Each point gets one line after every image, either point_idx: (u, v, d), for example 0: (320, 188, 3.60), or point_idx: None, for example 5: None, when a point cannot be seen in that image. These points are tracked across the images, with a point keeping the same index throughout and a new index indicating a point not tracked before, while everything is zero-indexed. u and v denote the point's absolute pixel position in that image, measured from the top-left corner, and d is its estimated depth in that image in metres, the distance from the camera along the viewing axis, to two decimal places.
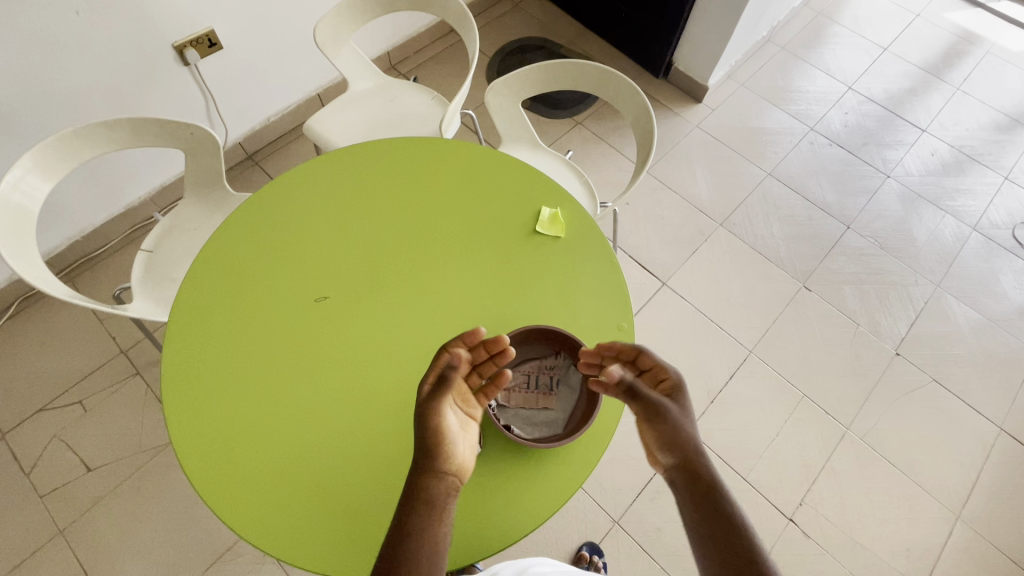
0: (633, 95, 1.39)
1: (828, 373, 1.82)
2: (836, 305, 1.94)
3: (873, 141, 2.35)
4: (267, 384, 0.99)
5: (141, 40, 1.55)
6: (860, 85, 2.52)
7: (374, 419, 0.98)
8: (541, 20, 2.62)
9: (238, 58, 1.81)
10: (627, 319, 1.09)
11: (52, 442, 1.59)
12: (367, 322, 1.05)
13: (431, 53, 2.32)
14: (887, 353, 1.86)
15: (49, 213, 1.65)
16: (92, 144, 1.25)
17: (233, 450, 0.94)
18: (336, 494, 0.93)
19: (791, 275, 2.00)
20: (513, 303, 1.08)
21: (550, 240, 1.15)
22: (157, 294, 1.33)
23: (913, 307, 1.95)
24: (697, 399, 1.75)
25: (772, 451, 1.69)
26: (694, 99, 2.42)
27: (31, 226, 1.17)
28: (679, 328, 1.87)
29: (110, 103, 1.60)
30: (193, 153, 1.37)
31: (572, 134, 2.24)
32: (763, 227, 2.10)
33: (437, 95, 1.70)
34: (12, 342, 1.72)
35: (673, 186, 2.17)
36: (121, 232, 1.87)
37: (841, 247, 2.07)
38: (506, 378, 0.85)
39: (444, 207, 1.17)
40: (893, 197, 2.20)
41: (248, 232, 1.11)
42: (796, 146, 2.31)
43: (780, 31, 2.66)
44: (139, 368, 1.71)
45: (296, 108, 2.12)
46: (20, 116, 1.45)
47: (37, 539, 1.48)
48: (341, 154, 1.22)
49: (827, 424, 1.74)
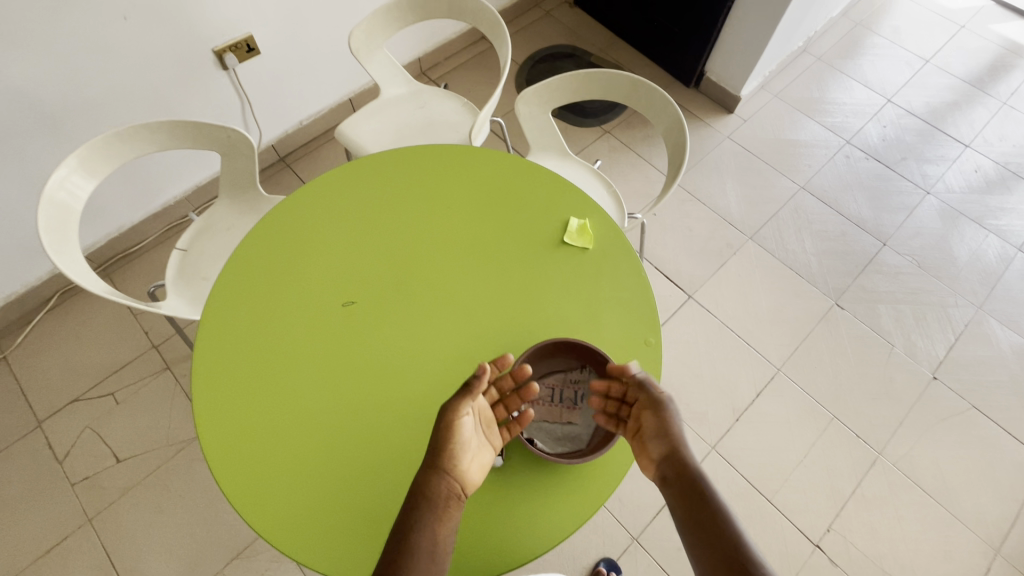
0: (666, 107, 1.37)
1: (859, 394, 1.76)
2: (870, 324, 1.88)
3: (911, 155, 2.27)
4: (294, 387, 1.00)
5: (184, 45, 1.60)
6: (900, 98, 2.44)
7: (398, 425, 0.98)
8: (572, 27, 2.61)
9: (275, 63, 1.85)
10: (655, 334, 1.07)
11: (85, 432, 1.64)
12: (393, 328, 1.05)
13: (461, 59, 2.34)
14: (923, 376, 1.79)
15: (91, 210, 1.71)
16: (134, 145, 1.28)
17: (258, 449, 0.95)
18: (360, 501, 0.93)
19: (823, 292, 1.94)
20: (538, 314, 1.08)
21: (577, 251, 1.14)
22: (190, 293, 1.36)
23: (952, 329, 1.88)
24: (721, 416, 1.71)
25: (800, 475, 1.64)
26: (726, 109, 2.38)
27: (74, 224, 1.21)
28: (705, 342, 1.83)
29: (151, 106, 1.65)
30: (229, 155, 1.40)
31: (600, 143, 2.23)
32: (794, 241, 2.04)
33: (467, 103, 1.71)
34: (51, 333, 1.78)
35: (702, 197, 2.13)
36: (156, 230, 1.93)
37: (876, 265, 2.00)
38: (530, 416, 0.88)
39: (472, 214, 1.18)
40: (933, 214, 2.12)
41: (280, 236, 1.13)
42: (831, 159, 2.25)
43: (816, 41, 2.60)
44: (169, 363, 1.76)
45: (328, 112, 2.16)
46: (67, 116, 1.51)
47: (67, 526, 1.52)
48: (374, 160, 1.24)
49: (858, 448, 1.68)
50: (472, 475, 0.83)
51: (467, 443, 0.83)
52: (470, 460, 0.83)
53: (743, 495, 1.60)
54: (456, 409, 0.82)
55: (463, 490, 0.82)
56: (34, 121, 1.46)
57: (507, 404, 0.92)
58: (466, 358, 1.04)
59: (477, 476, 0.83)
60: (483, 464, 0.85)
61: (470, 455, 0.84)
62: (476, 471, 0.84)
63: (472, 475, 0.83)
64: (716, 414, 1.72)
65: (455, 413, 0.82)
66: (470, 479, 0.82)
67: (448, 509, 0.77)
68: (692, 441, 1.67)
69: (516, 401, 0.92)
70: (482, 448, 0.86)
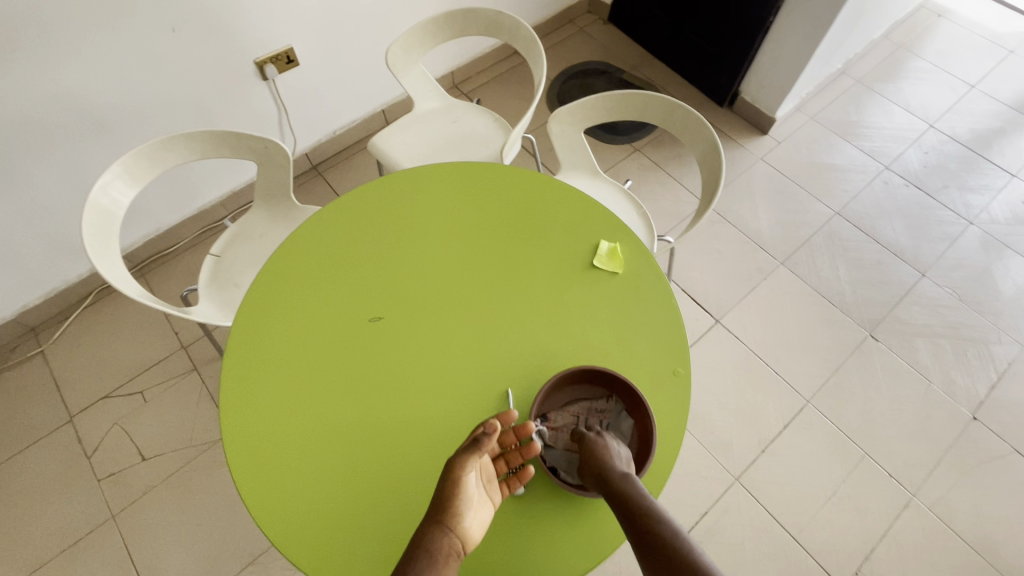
0: (702, 130, 1.35)
1: (893, 430, 1.69)
2: (906, 358, 1.81)
3: (954, 184, 2.20)
4: (319, 400, 1.00)
5: (228, 56, 1.65)
6: (943, 123, 2.37)
7: (421, 446, 0.98)
8: (605, 44, 2.61)
9: (313, 75, 1.89)
10: (683, 365, 1.05)
11: (114, 429, 1.68)
12: (419, 346, 1.05)
13: (494, 74, 2.35)
14: (962, 415, 1.72)
15: (132, 213, 1.77)
16: (176, 154, 1.32)
17: (280, 462, 0.96)
18: (378, 522, 0.93)
19: (857, 322, 1.88)
20: (565, 338, 1.06)
21: (607, 275, 1.13)
22: (220, 299, 1.38)
23: (994, 367, 1.80)
24: (746, 446, 1.66)
25: (827, 512, 1.58)
26: (760, 130, 2.34)
27: (115, 229, 1.24)
28: (732, 369, 1.79)
29: (192, 114, 1.70)
30: (265, 165, 1.43)
31: (630, 161, 2.21)
32: (827, 268, 1.99)
33: (499, 119, 1.71)
34: (87, 329, 1.83)
35: (733, 219, 2.09)
36: (192, 233, 1.97)
37: (913, 296, 1.93)
38: (529, 474, 0.88)
39: (502, 234, 1.17)
40: (976, 246, 2.04)
41: (312, 247, 1.14)
42: (868, 185, 2.19)
43: (856, 64, 2.55)
44: (197, 364, 1.79)
45: (362, 122, 2.20)
46: (114, 122, 1.56)
47: (93, 519, 1.55)
48: (407, 176, 1.24)
49: (891, 488, 1.61)
50: (472, 534, 0.79)
51: (472, 499, 0.80)
52: (473, 517, 0.79)
53: (766, 531, 1.55)
54: (463, 466, 0.78)
55: (462, 548, 0.77)
56: (83, 126, 1.51)
57: (510, 458, 0.88)
58: (491, 380, 1.03)
59: (478, 534, 0.79)
60: (484, 520, 0.81)
61: (473, 512, 0.79)
62: (477, 529, 0.80)
63: (472, 533, 0.79)
64: (741, 444, 1.67)
65: (461, 471, 0.78)
66: (469, 537, 0.78)
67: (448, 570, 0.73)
68: (715, 471, 1.63)
69: (518, 458, 0.88)
70: (485, 503, 0.82)
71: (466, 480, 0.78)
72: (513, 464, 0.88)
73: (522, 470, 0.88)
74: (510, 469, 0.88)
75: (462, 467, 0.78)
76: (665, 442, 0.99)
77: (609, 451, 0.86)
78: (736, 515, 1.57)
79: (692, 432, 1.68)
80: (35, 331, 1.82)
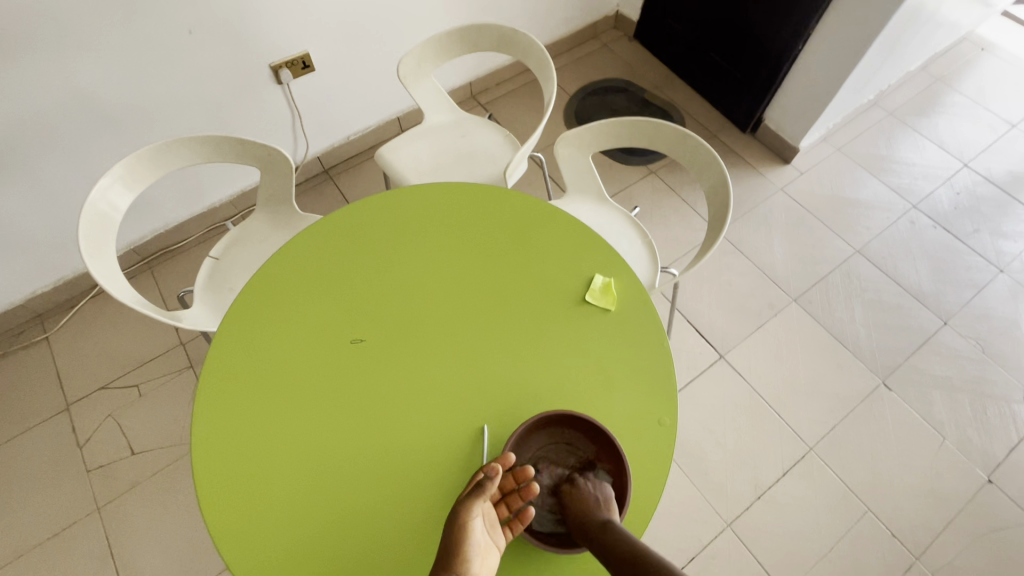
0: (712, 164, 1.30)
1: (899, 486, 1.61)
2: (920, 411, 1.72)
3: (985, 228, 2.09)
4: (292, 422, 0.98)
5: (243, 59, 1.66)
6: (978, 163, 2.26)
7: (391, 477, 0.95)
8: (628, 61, 2.56)
9: (327, 80, 1.89)
10: (670, 415, 1.00)
11: (107, 421, 1.70)
12: (398, 371, 1.03)
13: (512, 86, 2.33)
14: (976, 477, 1.62)
15: (141, 207, 1.79)
16: (179, 156, 1.32)
17: (247, 483, 0.94)
18: (340, 553, 0.90)
19: (870, 368, 1.79)
20: (550, 376, 1.02)
21: (599, 311, 1.09)
22: (214, 304, 1.38)
23: (1016, 427, 1.69)
24: (741, 491, 1.60)
25: (822, 568, 1.50)
26: (782, 159, 2.27)
27: (113, 229, 1.25)
28: (733, 408, 1.72)
29: (206, 115, 1.71)
30: (268, 171, 1.43)
31: (644, 183, 2.16)
32: (843, 309, 1.91)
33: (509, 136, 1.68)
34: (91, 319, 1.86)
35: (746, 250, 2.02)
36: (199, 230, 1.99)
37: (933, 344, 1.84)
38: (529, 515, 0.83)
39: (495, 260, 1.14)
40: (1004, 295, 1.93)
41: (303, 263, 1.13)
42: (893, 223, 2.10)
43: (889, 95, 2.45)
44: (193, 362, 1.80)
45: (376, 129, 2.19)
46: (127, 119, 1.58)
47: (77, 510, 1.57)
48: (404, 194, 1.22)
49: (893, 549, 1.52)
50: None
51: (479, 543, 0.79)
52: (480, 565, 0.78)
53: None
54: (469, 511, 0.79)
55: None
56: (96, 123, 1.54)
57: (511, 502, 0.86)
58: (468, 414, 0.99)
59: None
60: (491, 567, 0.80)
61: (479, 560, 0.78)
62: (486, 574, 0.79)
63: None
64: (736, 488, 1.60)
65: (466, 518, 0.78)
66: None
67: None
68: (706, 514, 1.56)
69: (518, 501, 0.85)
70: (490, 549, 0.81)
71: (471, 524, 0.79)
72: (514, 507, 0.86)
73: (522, 512, 0.84)
74: (511, 511, 0.86)
75: (469, 511, 0.79)
76: (644, 494, 0.94)
77: (597, 498, 0.85)
78: (725, 563, 1.50)
79: (686, 471, 1.62)
80: (41, 317, 1.86)
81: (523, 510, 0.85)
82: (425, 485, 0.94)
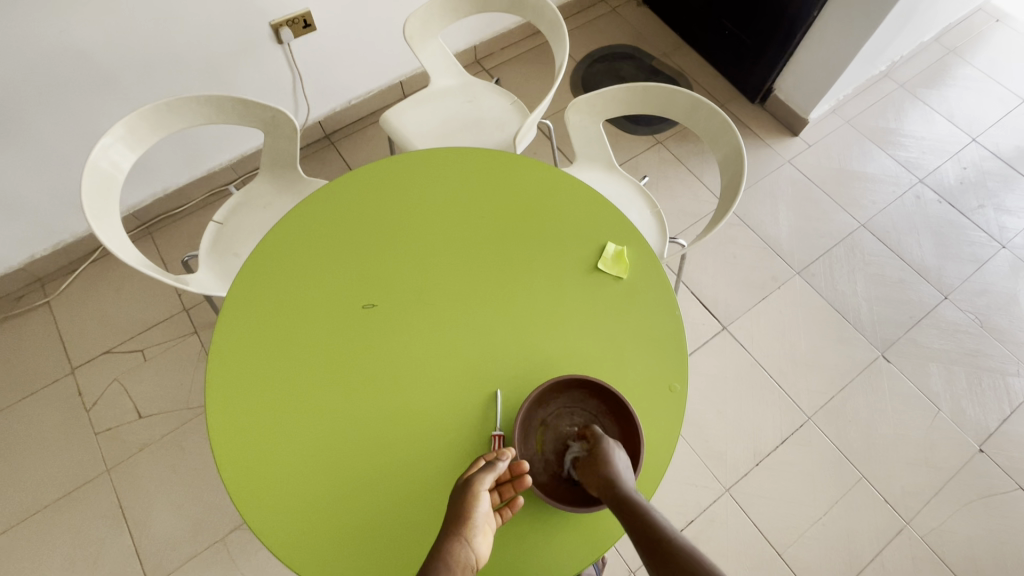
0: (726, 133, 1.28)
1: (893, 454, 1.65)
2: (917, 383, 1.76)
3: (990, 203, 2.09)
4: (305, 387, 0.99)
5: (242, 17, 1.59)
6: (986, 138, 2.24)
7: (403, 439, 0.96)
8: (637, 27, 2.49)
9: (329, 41, 1.83)
10: (681, 381, 1.01)
11: (113, 384, 1.70)
12: (410, 336, 1.03)
13: (518, 51, 2.27)
14: (968, 446, 1.66)
15: (140, 171, 1.75)
16: (180, 117, 1.29)
17: (261, 443, 0.95)
18: (354, 511, 0.92)
19: (869, 341, 1.82)
20: (562, 343, 1.03)
21: (610, 279, 1.09)
22: (220, 268, 1.37)
23: (1008, 399, 1.73)
24: (740, 459, 1.64)
25: (816, 532, 1.55)
26: (791, 131, 2.24)
27: (115, 191, 1.23)
28: (734, 378, 1.75)
29: (205, 76, 1.66)
30: (272, 134, 1.39)
31: (650, 153, 2.13)
32: (845, 282, 1.92)
33: (517, 102, 1.65)
34: (91, 284, 1.84)
35: (752, 224, 2.02)
36: (200, 194, 1.96)
37: (932, 318, 1.86)
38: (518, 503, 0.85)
39: (505, 227, 1.13)
40: (1004, 270, 1.95)
41: (311, 228, 1.11)
42: (898, 197, 2.09)
43: (901, 67, 2.41)
44: (197, 328, 1.80)
45: (378, 93, 2.14)
46: (123, 78, 1.53)
47: (87, 472, 1.58)
48: (414, 158, 1.20)
49: (884, 514, 1.58)
50: (480, 550, 0.78)
51: (483, 516, 0.79)
52: (480, 539, 0.77)
53: (751, 544, 1.53)
54: (481, 480, 0.80)
55: (472, 564, 0.76)
56: (92, 82, 1.49)
57: (503, 491, 0.87)
58: (482, 379, 1.00)
59: (484, 560, 0.77)
60: (488, 547, 0.79)
61: (481, 534, 0.78)
62: (484, 549, 0.79)
63: (481, 549, 0.78)
64: (735, 455, 1.64)
65: (477, 488, 0.79)
66: (478, 554, 0.77)
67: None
68: (706, 480, 1.60)
69: (511, 490, 0.86)
70: (488, 528, 0.80)
71: (480, 493, 0.79)
72: (506, 496, 0.87)
73: (513, 500, 0.86)
74: (503, 499, 0.87)
75: (478, 482, 0.80)
76: (652, 458, 0.96)
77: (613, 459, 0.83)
78: (722, 527, 1.55)
79: (686, 439, 1.65)
80: (41, 282, 1.84)
81: (513, 500, 0.86)
82: (439, 446, 0.96)
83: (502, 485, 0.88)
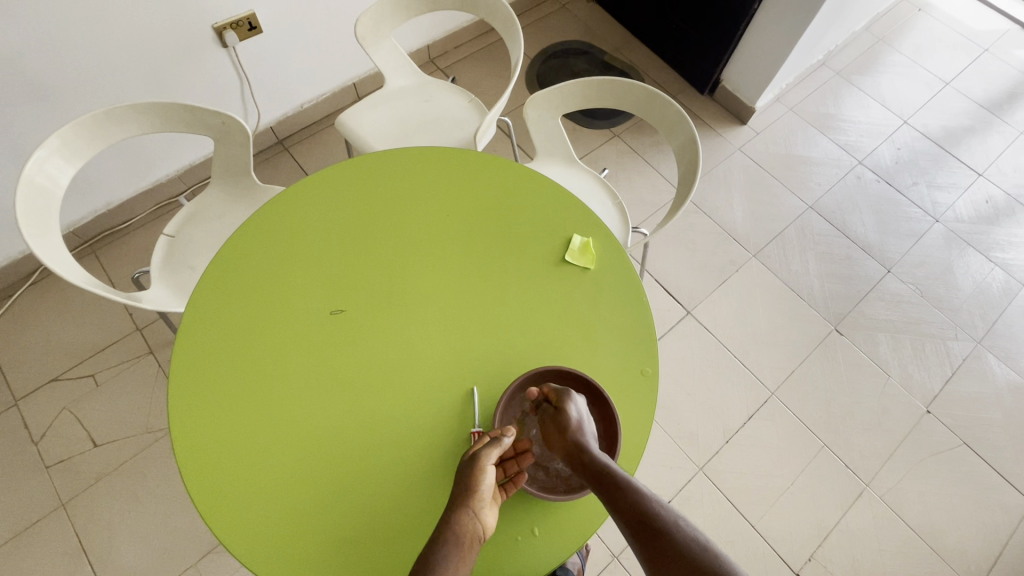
0: (681, 122, 1.32)
1: (851, 422, 1.74)
2: (868, 353, 1.86)
3: (923, 180, 2.23)
4: (276, 398, 0.96)
5: (183, 21, 1.53)
6: (916, 120, 2.39)
7: (380, 444, 0.95)
8: (587, 23, 2.53)
9: (276, 44, 1.77)
10: (652, 364, 1.04)
11: (63, 414, 1.60)
12: (381, 340, 1.02)
13: (471, 49, 2.27)
14: (917, 408, 1.78)
15: (78, 186, 1.65)
16: (121, 127, 1.23)
17: (232, 460, 0.92)
18: (334, 520, 0.90)
19: (823, 316, 1.91)
20: (537, 338, 1.04)
21: (578, 270, 1.10)
22: (175, 283, 1.31)
23: (949, 362, 1.86)
24: (710, 437, 1.69)
25: (785, 501, 1.62)
26: (740, 120, 2.32)
27: (54, 208, 1.15)
28: (700, 361, 1.81)
29: (145, 81, 1.59)
30: (223, 142, 1.35)
31: (608, 146, 2.18)
32: (798, 261, 2.01)
33: (475, 99, 1.64)
34: (31, 309, 1.73)
35: (708, 210, 2.09)
36: (146, 208, 1.87)
37: (878, 291, 1.97)
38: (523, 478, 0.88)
39: (471, 225, 1.13)
40: (939, 243, 2.09)
41: (272, 235, 1.08)
42: (841, 179, 2.21)
43: (836, 55, 2.54)
44: (153, 347, 1.71)
45: (331, 96, 2.10)
46: (55, 88, 1.44)
47: (40, 509, 1.49)
48: (375, 160, 1.19)
49: (846, 479, 1.67)
50: (487, 522, 0.82)
51: (490, 489, 0.83)
52: (488, 511, 0.82)
53: (726, 518, 1.59)
54: (487, 458, 0.83)
55: (481, 535, 0.81)
56: (19, 92, 1.39)
57: (508, 467, 0.89)
58: (458, 378, 1.00)
59: (491, 530, 0.82)
60: (495, 517, 0.84)
61: (488, 507, 0.82)
62: (491, 520, 0.83)
63: (488, 520, 0.82)
64: (705, 434, 1.70)
65: (483, 463, 0.83)
66: (485, 526, 0.82)
67: (467, 554, 0.77)
68: (679, 461, 1.65)
69: (514, 465, 0.89)
70: (494, 501, 0.85)
71: (485, 469, 0.83)
72: (510, 471, 0.89)
73: (517, 475, 0.88)
74: (507, 474, 0.89)
75: (484, 458, 0.83)
76: (630, 441, 0.99)
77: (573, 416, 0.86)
78: (698, 504, 1.60)
79: (660, 423, 1.70)
80: None
81: (517, 475, 0.89)
82: (419, 448, 0.95)
83: (506, 460, 0.91)
